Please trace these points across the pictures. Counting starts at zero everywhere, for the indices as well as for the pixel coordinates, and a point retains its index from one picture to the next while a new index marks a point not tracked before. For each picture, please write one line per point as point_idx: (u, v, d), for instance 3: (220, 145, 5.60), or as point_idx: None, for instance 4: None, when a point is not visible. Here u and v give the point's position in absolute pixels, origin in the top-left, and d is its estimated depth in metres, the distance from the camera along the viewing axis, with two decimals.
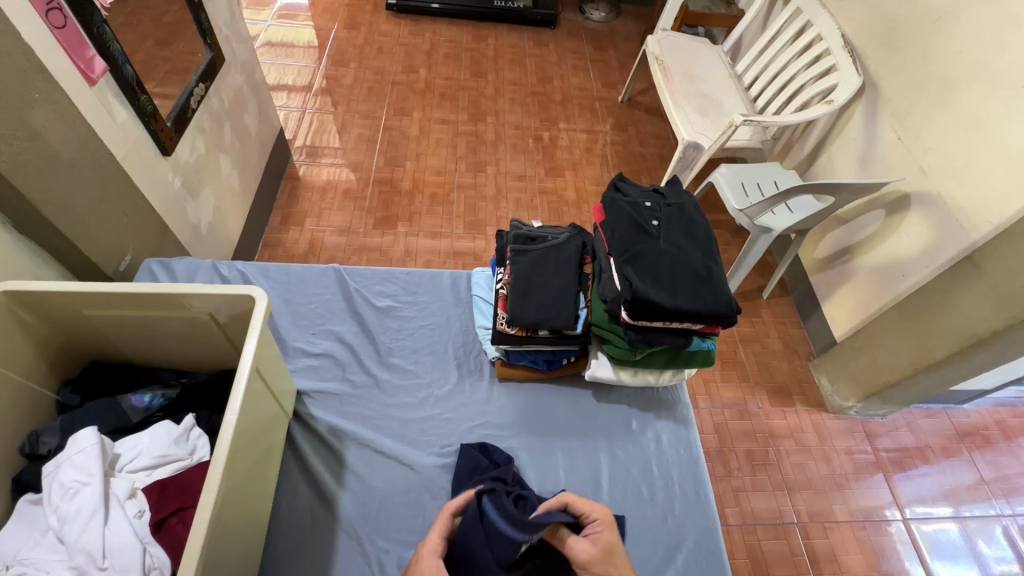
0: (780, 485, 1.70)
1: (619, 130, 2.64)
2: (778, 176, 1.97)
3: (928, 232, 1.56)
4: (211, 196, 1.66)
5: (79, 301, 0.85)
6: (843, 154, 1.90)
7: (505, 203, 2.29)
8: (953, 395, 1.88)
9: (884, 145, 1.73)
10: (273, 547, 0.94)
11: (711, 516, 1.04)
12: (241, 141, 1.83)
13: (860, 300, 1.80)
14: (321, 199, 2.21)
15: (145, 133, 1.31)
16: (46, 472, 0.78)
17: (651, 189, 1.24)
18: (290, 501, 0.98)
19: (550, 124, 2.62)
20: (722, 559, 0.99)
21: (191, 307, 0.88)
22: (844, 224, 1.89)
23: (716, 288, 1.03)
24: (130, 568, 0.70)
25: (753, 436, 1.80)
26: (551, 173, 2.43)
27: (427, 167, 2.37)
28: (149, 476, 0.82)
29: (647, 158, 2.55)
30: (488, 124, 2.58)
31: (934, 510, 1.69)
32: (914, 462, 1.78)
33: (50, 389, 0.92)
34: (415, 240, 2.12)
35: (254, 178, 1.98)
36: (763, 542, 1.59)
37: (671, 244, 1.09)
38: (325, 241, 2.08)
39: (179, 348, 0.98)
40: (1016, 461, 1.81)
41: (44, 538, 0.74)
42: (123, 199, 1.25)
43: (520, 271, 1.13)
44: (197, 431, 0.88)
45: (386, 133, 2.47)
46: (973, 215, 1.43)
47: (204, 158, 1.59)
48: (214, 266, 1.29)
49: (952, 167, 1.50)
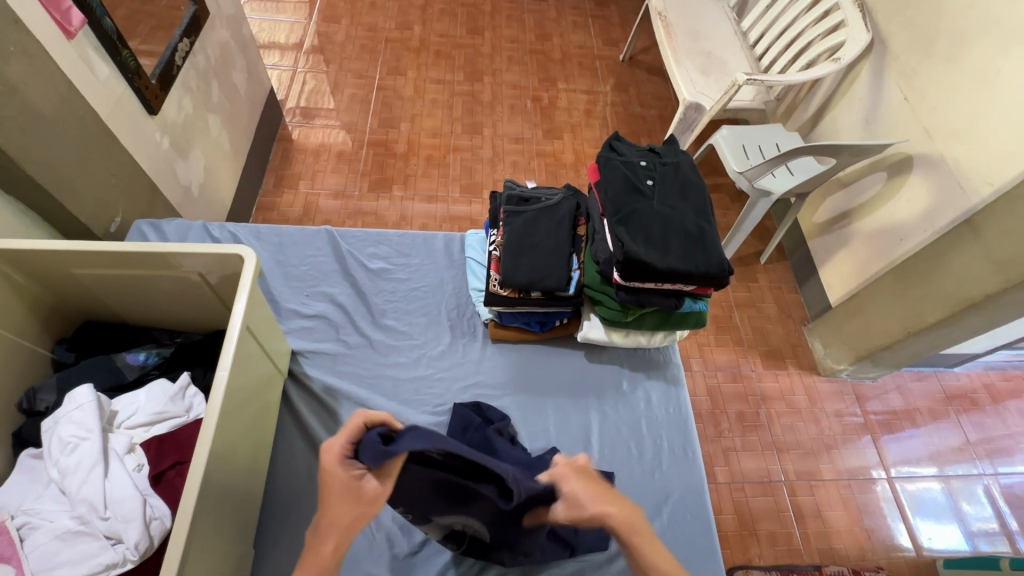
0: (769, 445, 1.74)
1: (620, 90, 2.57)
2: (780, 138, 1.93)
3: (929, 195, 1.54)
4: (201, 158, 1.63)
5: (67, 260, 0.85)
6: (848, 114, 1.85)
7: (503, 166, 2.25)
8: (944, 359, 1.90)
9: (890, 105, 1.68)
10: (272, 500, 0.97)
11: (698, 472, 1.07)
12: (229, 100, 1.79)
13: (855, 265, 1.79)
14: (314, 161, 2.17)
15: (130, 91, 1.27)
16: (45, 427, 0.80)
17: (648, 149, 1.21)
18: (288, 457, 1.01)
19: (548, 85, 2.55)
20: (707, 512, 1.03)
21: (181, 266, 0.88)
22: (844, 188, 1.86)
23: (709, 248, 1.02)
24: (131, 518, 0.72)
25: (744, 398, 1.83)
26: (549, 135, 2.38)
27: (422, 129, 2.32)
28: (147, 432, 0.83)
29: (647, 120, 2.49)
30: (485, 84, 2.50)
31: (919, 470, 1.74)
32: (901, 424, 1.82)
33: (44, 347, 0.93)
34: (411, 204, 2.10)
35: (245, 140, 1.94)
36: (751, 498, 1.65)
37: (665, 205, 1.07)
38: (320, 204, 2.06)
39: (171, 308, 0.98)
40: (1002, 423, 1.85)
41: (46, 490, 0.76)
42: (109, 159, 1.22)
43: (513, 232, 1.12)
44: (193, 388, 0.90)
45: (380, 94, 2.40)
46: (975, 177, 1.41)
47: (192, 118, 1.55)
48: (206, 227, 1.28)
49: (957, 128, 1.47)
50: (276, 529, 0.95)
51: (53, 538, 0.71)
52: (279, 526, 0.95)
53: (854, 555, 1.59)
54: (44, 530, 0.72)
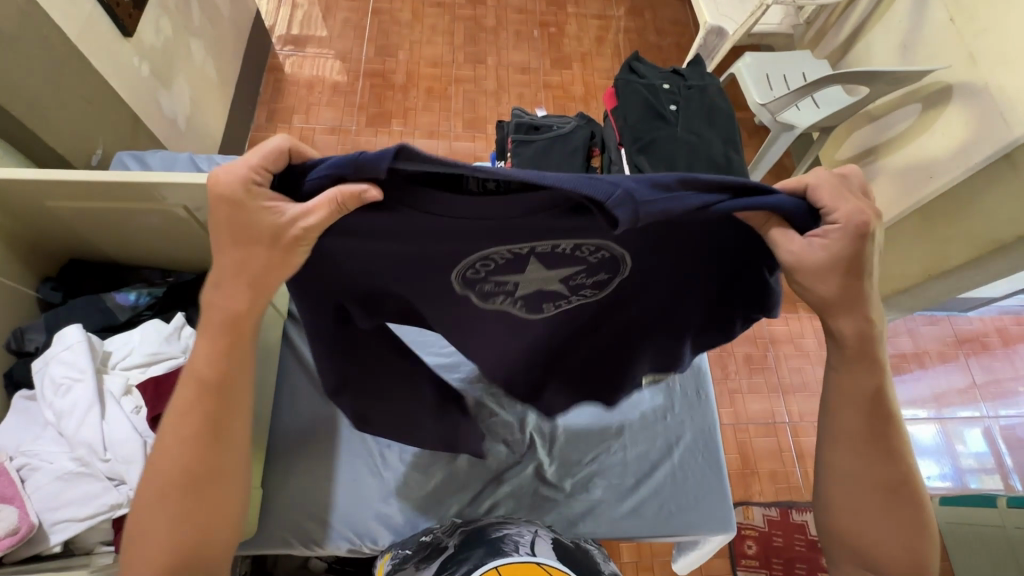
0: (775, 387, 1.74)
1: (634, 14, 2.37)
2: (808, 66, 1.78)
3: (965, 128, 1.42)
4: (186, 87, 1.51)
5: (41, 193, 0.79)
6: (885, 38, 1.69)
7: (507, 99, 2.11)
8: (959, 303, 1.84)
9: (933, 27, 1.53)
10: (276, 441, 0.96)
11: (711, 414, 1.05)
12: (212, 23, 1.64)
13: (876, 207, 1.70)
14: (307, 93, 2.04)
15: (100, 9, 1.15)
16: (36, 368, 0.76)
17: (671, 71, 1.10)
18: (290, 399, 0.99)
19: (557, 8, 2.35)
20: (718, 454, 1.02)
21: (166, 200, 0.82)
22: (873, 122, 1.74)
23: (736, 180, 0.95)
24: (134, 458, 0.71)
25: (753, 341, 1.80)
26: (557, 65, 2.22)
27: (422, 58, 2.16)
28: (144, 373, 0.80)
29: (662, 48, 2.31)
30: (489, 8, 2.31)
31: (919, 412, 1.74)
32: (909, 367, 1.80)
33: (29, 287, 0.89)
34: (411, 140, 1.99)
35: (233, 69, 1.81)
36: (754, 439, 1.66)
37: (689, 132, 0.99)
38: (315, 139, 1.95)
39: (160, 246, 0.93)
40: (1011, 365, 1.82)
41: (43, 431, 0.74)
42: (82, 84, 1.12)
43: (522, 163, 1.04)
44: (189, 329, 0.86)
45: (375, 18, 2.22)
46: (1018, 109, 1.28)
47: (172, 42, 1.43)
48: (193, 159, 1.20)
49: (1007, 50, 1.33)
50: (279, 469, 0.94)
51: (54, 479, 0.70)
52: (284, 466, 0.94)
53: None
54: (45, 471, 0.70)
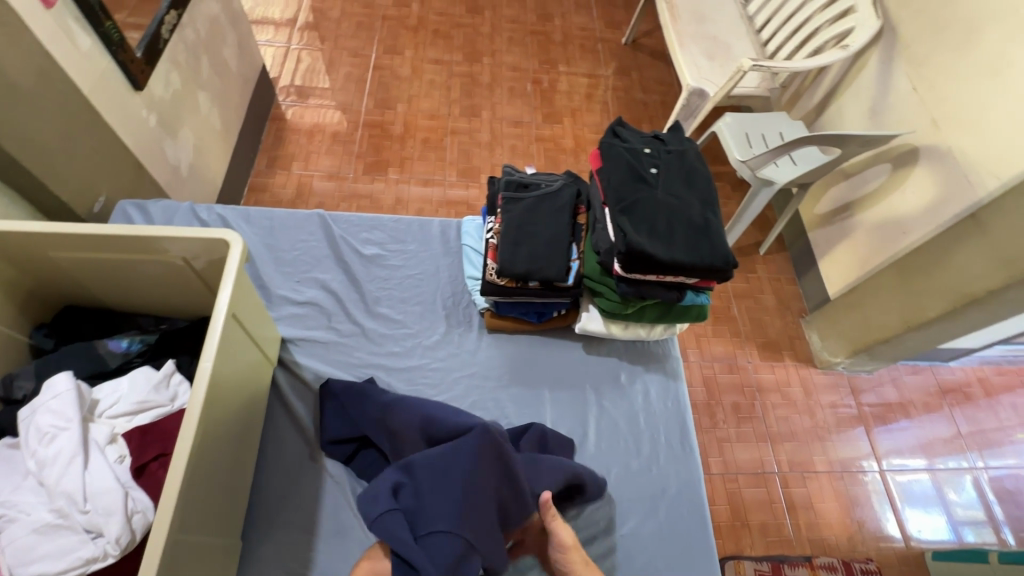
0: (763, 436, 1.74)
1: (621, 74, 2.51)
2: (785, 126, 1.89)
3: (933, 188, 1.51)
4: (190, 136, 1.57)
5: (43, 243, 0.82)
6: (854, 102, 1.80)
7: (500, 150, 2.21)
8: (940, 353, 1.88)
9: (897, 95, 1.64)
10: (259, 491, 0.95)
11: (695, 469, 1.05)
12: (220, 76, 1.72)
13: (855, 257, 1.77)
14: (308, 141, 2.11)
15: (114, 66, 1.21)
16: (23, 416, 0.77)
17: (652, 136, 1.18)
18: (276, 446, 0.99)
19: (549, 67, 2.48)
20: (702, 508, 1.01)
21: (165, 251, 0.85)
22: (847, 178, 1.83)
23: (714, 240, 0.99)
24: (112, 511, 0.69)
25: (740, 390, 1.82)
26: (549, 119, 2.33)
27: (419, 111, 2.26)
28: (130, 422, 0.80)
29: (648, 106, 2.43)
30: (485, 65, 2.44)
31: (908, 462, 1.74)
32: (895, 417, 1.82)
33: (22, 333, 0.90)
34: (407, 187, 2.06)
35: (237, 120, 1.88)
36: (744, 489, 1.65)
37: (669, 194, 1.04)
38: (314, 186, 2.01)
39: (157, 294, 0.95)
40: (994, 416, 1.85)
41: (24, 481, 0.74)
42: (91, 134, 1.17)
43: (511, 220, 1.09)
44: (178, 376, 0.87)
45: (376, 73, 2.33)
46: (982, 170, 1.38)
47: (180, 95, 1.49)
48: (192, 209, 1.24)
49: (966, 119, 1.43)
50: (264, 518, 0.93)
51: (30, 532, 0.69)
52: (266, 516, 0.93)
53: (843, 545, 1.60)
54: (21, 523, 0.69)
